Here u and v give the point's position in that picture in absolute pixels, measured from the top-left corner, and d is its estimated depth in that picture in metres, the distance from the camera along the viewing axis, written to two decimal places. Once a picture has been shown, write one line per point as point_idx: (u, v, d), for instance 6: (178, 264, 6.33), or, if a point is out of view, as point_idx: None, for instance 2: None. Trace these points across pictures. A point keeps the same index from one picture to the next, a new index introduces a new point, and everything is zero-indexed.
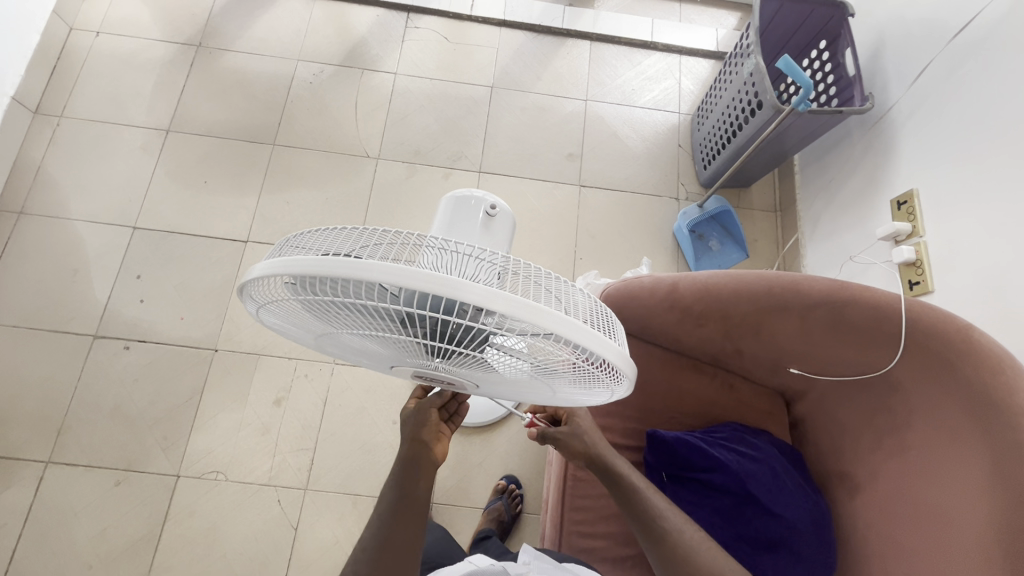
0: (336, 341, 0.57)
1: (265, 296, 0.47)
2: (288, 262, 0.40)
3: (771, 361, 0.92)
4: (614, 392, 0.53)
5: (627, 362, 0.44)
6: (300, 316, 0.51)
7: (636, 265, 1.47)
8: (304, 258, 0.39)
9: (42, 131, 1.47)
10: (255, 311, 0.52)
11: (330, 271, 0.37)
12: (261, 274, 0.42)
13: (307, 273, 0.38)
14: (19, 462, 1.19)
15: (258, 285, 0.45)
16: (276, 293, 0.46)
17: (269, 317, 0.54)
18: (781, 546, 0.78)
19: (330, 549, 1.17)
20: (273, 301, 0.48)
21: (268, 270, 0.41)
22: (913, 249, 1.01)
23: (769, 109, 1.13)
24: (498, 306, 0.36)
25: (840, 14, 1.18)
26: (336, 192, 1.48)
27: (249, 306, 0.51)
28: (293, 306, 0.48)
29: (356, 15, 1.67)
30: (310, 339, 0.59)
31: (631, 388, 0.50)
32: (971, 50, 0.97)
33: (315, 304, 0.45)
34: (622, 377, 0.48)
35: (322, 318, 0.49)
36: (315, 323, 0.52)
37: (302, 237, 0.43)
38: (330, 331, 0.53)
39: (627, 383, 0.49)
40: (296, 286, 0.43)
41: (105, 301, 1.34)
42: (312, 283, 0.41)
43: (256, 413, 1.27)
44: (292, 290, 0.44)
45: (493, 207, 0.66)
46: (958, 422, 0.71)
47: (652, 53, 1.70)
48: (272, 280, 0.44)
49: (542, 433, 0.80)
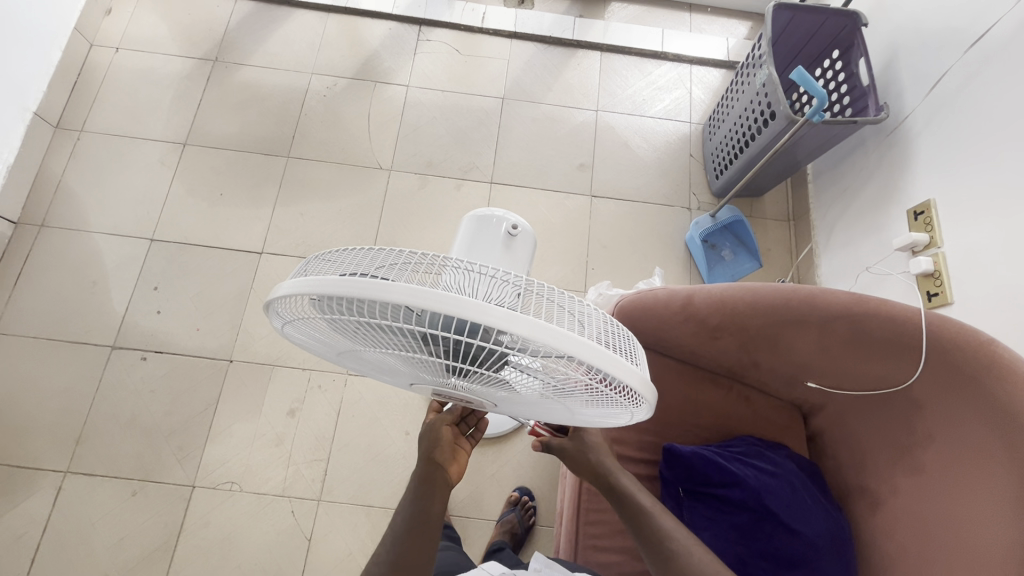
0: (356, 357, 0.57)
1: (290, 312, 0.48)
2: (314, 282, 0.40)
3: (788, 374, 0.91)
4: (633, 415, 0.53)
5: (647, 386, 0.44)
6: (324, 333, 0.51)
7: (648, 274, 1.46)
8: (329, 278, 0.39)
9: (63, 145, 1.50)
10: (279, 327, 0.53)
11: (355, 292, 0.37)
12: (287, 292, 0.42)
13: (333, 293, 0.38)
14: (39, 471, 1.21)
15: (283, 302, 0.46)
16: (301, 311, 0.47)
17: (292, 332, 0.54)
18: (802, 564, 0.77)
19: (343, 560, 1.17)
20: (298, 318, 0.48)
21: (294, 288, 0.41)
22: (931, 260, 1.00)
23: (782, 119, 1.13)
24: (519, 329, 0.36)
25: (853, 24, 1.18)
26: (349, 204, 1.49)
27: (273, 321, 0.52)
28: (317, 324, 0.48)
29: (369, 29, 1.69)
30: (332, 355, 0.60)
31: (650, 411, 0.50)
32: (987, 59, 0.96)
33: (339, 322, 0.45)
34: (641, 400, 0.47)
35: (345, 336, 0.49)
36: (338, 340, 0.52)
37: (328, 257, 0.43)
38: (351, 348, 0.53)
39: (646, 407, 0.49)
40: (320, 304, 0.43)
41: (122, 312, 1.36)
42: (336, 302, 0.41)
43: (270, 423, 1.27)
44: (317, 308, 0.44)
45: (514, 227, 0.78)
46: (981, 437, 0.70)
47: (663, 63, 1.70)
48: (297, 298, 0.45)
49: (546, 444, 0.82)
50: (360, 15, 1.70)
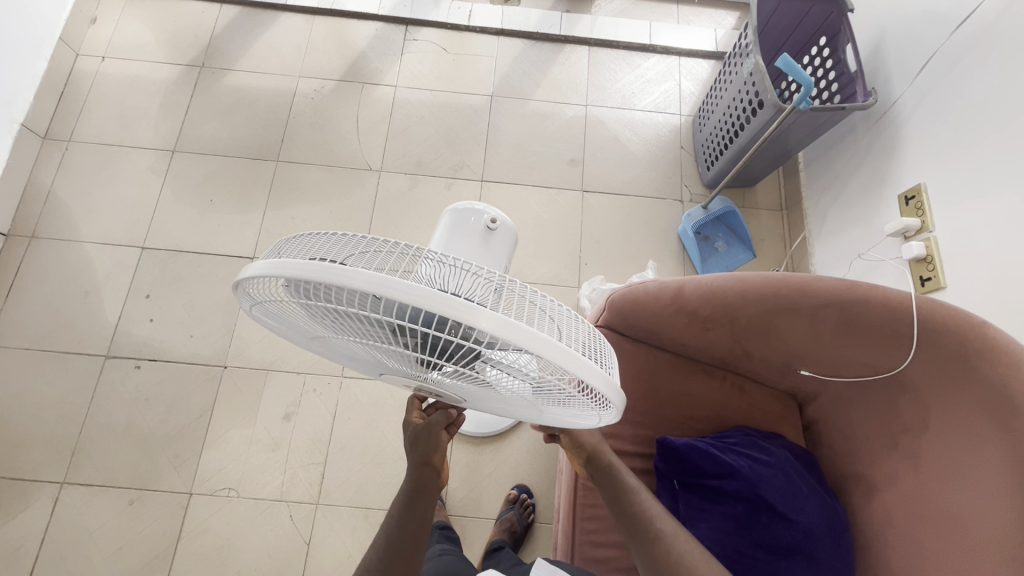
0: (328, 345, 0.57)
1: (261, 293, 0.47)
2: (283, 264, 0.40)
3: (781, 364, 0.91)
4: (603, 418, 0.53)
5: (616, 390, 0.44)
6: (295, 316, 0.51)
7: (641, 269, 1.46)
8: (300, 260, 0.39)
9: (51, 156, 1.50)
10: (248, 307, 0.52)
11: (322, 276, 0.37)
12: (256, 274, 0.42)
13: (300, 276, 0.38)
14: (35, 483, 1.20)
15: (254, 283, 0.45)
16: (271, 292, 0.46)
17: (262, 314, 0.54)
18: (797, 553, 0.76)
19: (343, 563, 1.16)
20: (269, 299, 0.48)
21: (263, 269, 0.41)
22: (923, 244, 0.99)
23: (770, 108, 1.12)
24: (485, 324, 0.36)
25: (838, 10, 1.16)
26: (340, 206, 1.49)
27: (243, 302, 0.51)
28: (289, 306, 0.48)
29: (355, 30, 1.68)
30: (302, 340, 0.59)
31: (620, 415, 0.50)
32: (971, 42, 0.96)
33: (309, 306, 0.45)
34: (609, 404, 0.48)
35: (315, 321, 0.49)
36: (308, 324, 0.51)
37: (299, 240, 0.43)
38: (322, 334, 0.53)
39: (615, 410, 0.49)
40: (291, 288, 0.43)
41: (115, 321, 1.35)
42: (306, 285, 0.41)
43: (267, 428, 1.27)
44: (289, 291, 0.44)
45: (493, 221, 0.78)
46: (976, 420, 0.69)
47: (651, 56, 1.69)
48: (269, 280, 0.44)
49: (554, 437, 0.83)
50: (346, 17, 1.70)
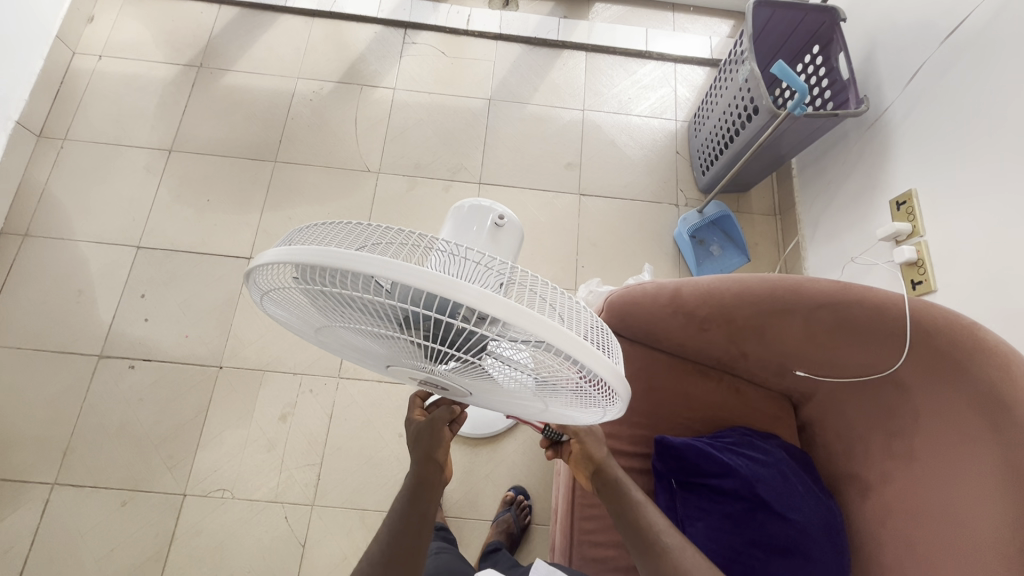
0: (336, 337, 0.58)
1: (271, 284, 0.48)
2: (292, 251, 0.40)
3: (776, 364, 0.92)
4: (607, 412, 0.54)
5: (623, 381, 0.45)
6: (303, 307, 0.51)
7: (636, 272, 1.47)
8: (309, 247, 0.39)
9: (46, 154, 1.49)
10: (258, 299, 0.53)
11: (332, 262, 0.38)
12: (267, 262, 0.42)
13: (310, 262, 0.39)
14: (26, 484, 1.19)
15: (264, 272, 0.46)
16: (281, 281, 0.47)
17: (272, 306, 0.54)
18: (794, 552, 0.77)
19: (338, 565, 1.16)
20: (279, 288, 0.48)
21: (274, 257, 0.41)
22: (914, 249, 1.01)
23: (765, 114, 1.14)
24: (495, 310, 0.37)
25: (831, 19, 1.20)
26: (336, 206, 1.49)
27: (253, 294, 0.52)
28: (298, 296, 0.48)
29: (354, 33, 1.69)
30: (309, 332, 0.60)
31: (625, 410, 0.51)
32: (962, 50, 0.98)
33: (318, 295, 0.45)
34: (615, 397, 0.49)
35: (324, 311, 0.49)
36: (316, 315, 0.52)
37: (310, 229, 0.43)
38: (330, 325, 0.53)
39: (621, 403, 0.50)
40: (301, 276, 0.43)
41: (109, 321, 1.34)
42: (315, 273, 0.42)
43: (262, 429, 1.26)
44: (299, 280, 0.44)
45: (501, 218, 0.78)
46: (966, 419, 0.71)
47: (647, 62, 1.72)
48: (279, 269, 0.45)
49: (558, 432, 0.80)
50: (345, 19, 1.70)
